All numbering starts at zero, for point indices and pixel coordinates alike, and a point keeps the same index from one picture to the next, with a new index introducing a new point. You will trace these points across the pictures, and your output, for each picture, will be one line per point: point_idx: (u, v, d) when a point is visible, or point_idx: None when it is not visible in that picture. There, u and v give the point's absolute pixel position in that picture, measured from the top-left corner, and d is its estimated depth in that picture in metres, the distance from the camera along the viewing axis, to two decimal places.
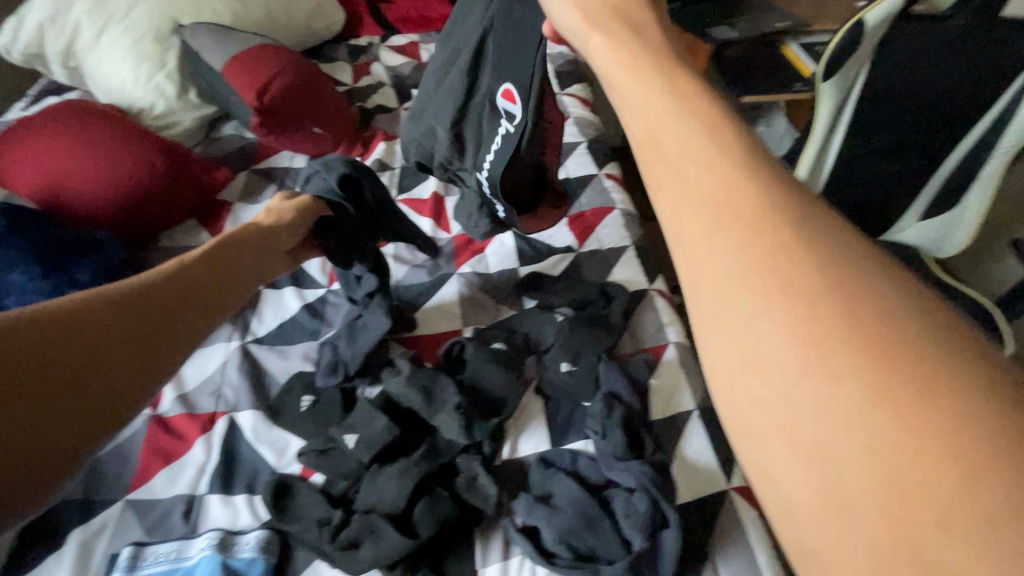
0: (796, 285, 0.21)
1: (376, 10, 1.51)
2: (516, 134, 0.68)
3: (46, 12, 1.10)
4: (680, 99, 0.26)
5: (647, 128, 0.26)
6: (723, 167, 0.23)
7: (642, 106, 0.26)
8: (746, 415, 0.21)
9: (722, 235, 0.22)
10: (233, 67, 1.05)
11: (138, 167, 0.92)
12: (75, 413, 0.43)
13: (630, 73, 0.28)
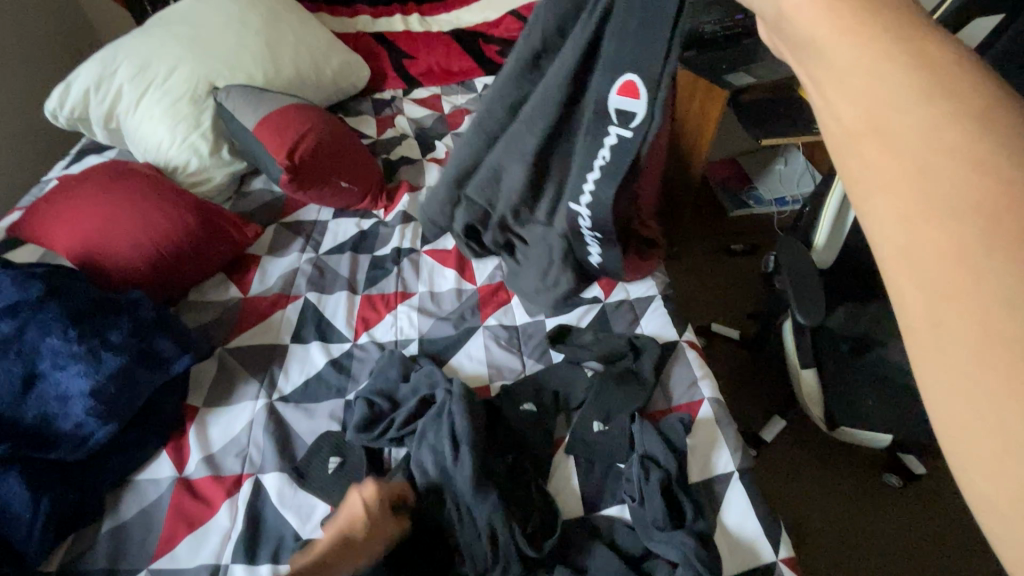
0: (1007, 231, 0.21)
1: (399, 65, 1.57)
2: (631, 136, 0.66)
3: (91, 79, 1.15)
4: (882, 50, 0.24)
5: (838, 97, 0.25)
6: (939, 127, 0.23)
7: (834, 67, 0.25)
8: (936, 368, 0.22)
9: (921, 209, 0.22)
10: (265, 128, 1.08)
11: (173, 228, 0.95)
12: None
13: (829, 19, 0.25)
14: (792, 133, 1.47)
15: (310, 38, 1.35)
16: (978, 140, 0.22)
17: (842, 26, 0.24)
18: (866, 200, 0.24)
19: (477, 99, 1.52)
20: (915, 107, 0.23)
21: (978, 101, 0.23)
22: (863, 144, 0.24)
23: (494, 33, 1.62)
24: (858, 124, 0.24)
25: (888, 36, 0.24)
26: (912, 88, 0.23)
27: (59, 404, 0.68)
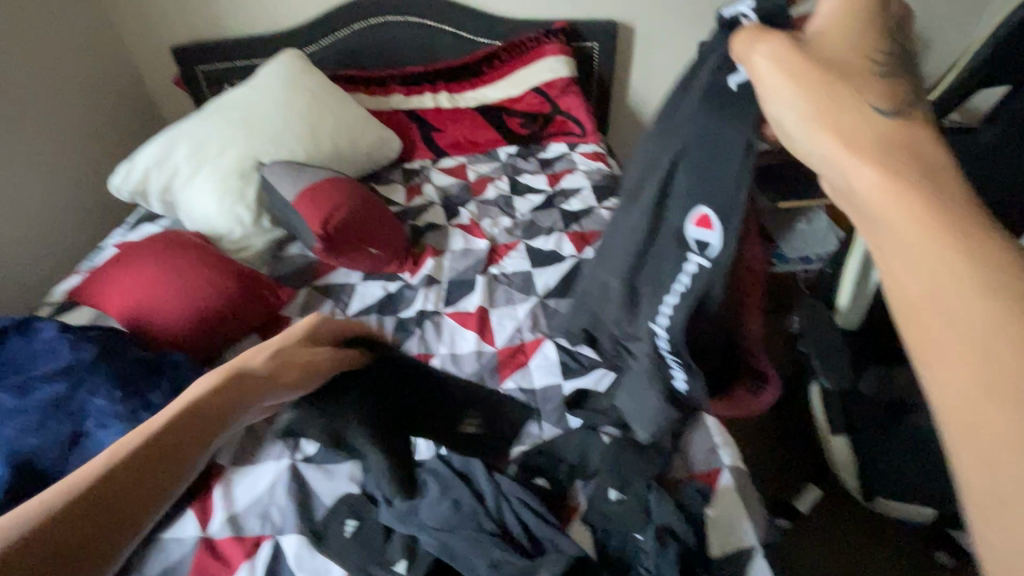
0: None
1: (428, 138, 1.69)
2: (710, 267, 0.63)
3: (153, 157, 1.28)
4: (937, 224, 0.30)
5: (894, 253, 0.31)
6: (979, 287, 0.28)
7: (892, 231, 0.31)
8: (976, 484, 0.27)
9: (956, 345, 0.28)
10: (303, 199, 1.17)
11: (215, 292, 1.01)
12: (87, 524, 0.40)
13: (888, 196, 0.32)
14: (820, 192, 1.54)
15: (348, 116, 1.47)
16: (1018, 325, 0.27)
17: (901, 202, 0.31)
18: (919, 334, 0.30)
19: (499, 168, 1.62)
20: (957, 268, 0.29)
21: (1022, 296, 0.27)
22: (914, 293, 0.30)
23: (517, 107, 1.74)
24: (918, 295, 0.30)
25: (943, 225, 0.30)
26: (954, 254, 0.29)
27: None
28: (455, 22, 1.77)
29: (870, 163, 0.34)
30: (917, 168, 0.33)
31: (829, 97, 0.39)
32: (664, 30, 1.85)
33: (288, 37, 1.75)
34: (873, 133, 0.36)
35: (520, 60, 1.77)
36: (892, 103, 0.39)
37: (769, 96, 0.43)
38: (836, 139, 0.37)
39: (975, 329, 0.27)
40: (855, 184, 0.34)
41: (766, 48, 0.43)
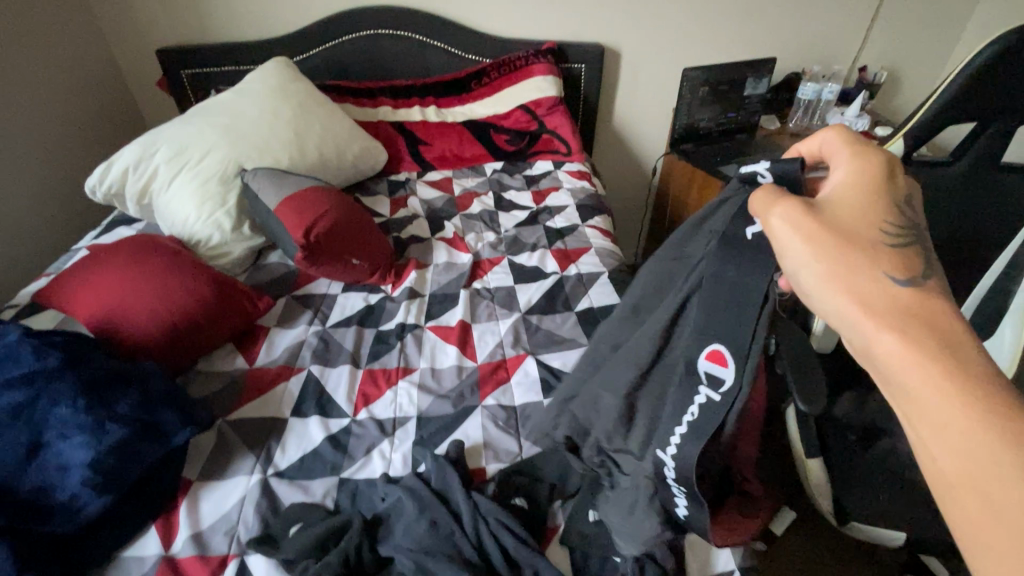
0: None
1: (415, 151, 1.69)
2: (721, 404, 0.54)
3: (131, 158, 1.25)
4: (968, 399, 0.32)
5: (928, 422, 0.33)
6: (1014, 467, 0.30)
7: (926, 404, 0.33)
8: None
9: (997, 531, 0.30)
10: (286, 207, 1.15)
11: (190, 299, 0.99)
12: None
13: (916, 366, 0.34)
14: None
15: (335, 125, 1.46)
16: None
17: (934, 374, 0.33)
18: (959, 507, 0.31)
19: (485, 183, 1.63)
20: (991, 447, 0.31)
21: None
22: (956, 468, 0.32)
23: (504, 124, 1.76)
24: (953, 470, 0.32)
25: (983, 410, 0.32)
26: (987, 433, 0.31)
27: (59, 475, 0.68)
28: (445, 38, 1.79)
29: (892, 331, 0.36)
30: (938, 341, 0.35)
31: (848, 276, 0.40)
32: (650, 55, 1.90)
33: (277, 45, 1.75)
34: (903, 324, 0.36)
35: (509, 78, 1.78)
36: (909, 270, 0.39)
37: (786, 255, 0.43)
38: (863, 315, 0.38)
39: (1021, 511, 0.29)
40: (876, 348, 0.36)
41: (782, 209, 0.44)
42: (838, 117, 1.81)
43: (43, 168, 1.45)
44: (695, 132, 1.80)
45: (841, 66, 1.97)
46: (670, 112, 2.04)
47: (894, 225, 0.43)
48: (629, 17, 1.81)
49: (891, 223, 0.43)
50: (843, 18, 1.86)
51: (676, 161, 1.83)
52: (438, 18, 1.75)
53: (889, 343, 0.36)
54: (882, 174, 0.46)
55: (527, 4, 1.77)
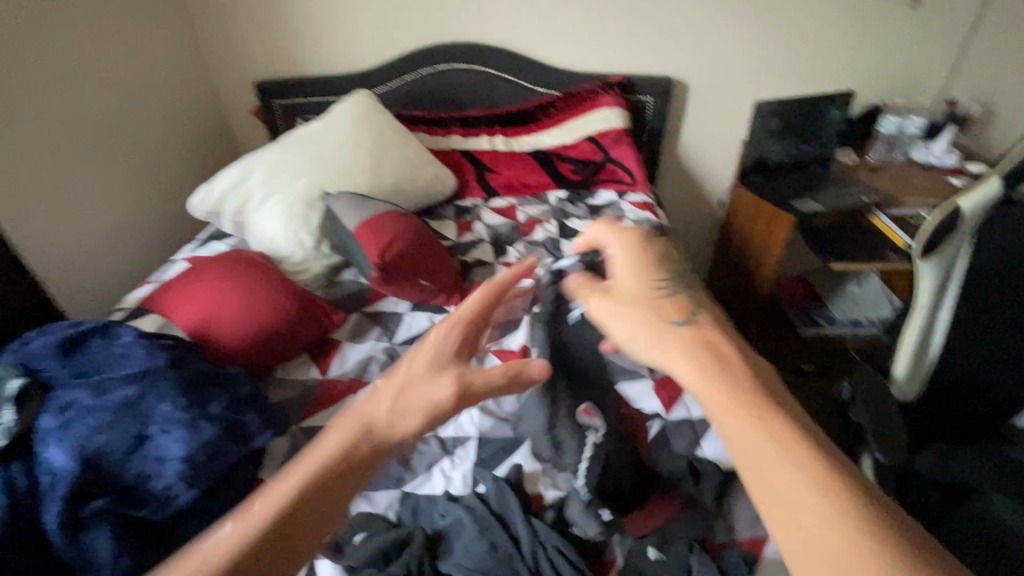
0: (850, 543, 0.33)
1: (482, 178, 1.76)
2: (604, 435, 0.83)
3: (230, 180, 1.37)
4: (758, 416, 0.40)
5: (733, 439, 0.39)
6: (799, 467, 0.37)
7: (729, 421, 0.40)
8: None
9: (796, 524, 0.35)
10: (363, 228, 1.22)
11: (274, 311, 1.07)
12: None
13: (718, 392, 0.42)
14: (882, 255, 1.54)
15: (409, 153, 1.55)
16: (821, 486, 0.36)
17: (731, 397, 0.41)
18: (767, 510, 0.37)
19: (548, 211, 1.66)
20: (781, 455, 0.38)
21: (833, 481, 0.36)
22: (756, 474, 0.38)
23: (569, 153, 1.80)
24: (754, 476, 0.38)
25: (766, 418, 0.39)
26: (776, 441, 0.38)
27: (155, 466, 0.74)
28: (516, 72, 1.86)
29: (695, 362, 0.44)
30: (725, 366, 0.44)
31: (650, 328, 0.49)
32: (718, 88, 1.89)
33: (360, 79, 1.88)
34: (703, 367, 0.44)
35: (576, 109, 1.83)
36: (679, 311, 0.50)
37: (607, 322, 0.53)
38: (675, 363, 0.45)
39: (801, 500, 0.35)
40: (683, 377, 0.44)
41: (591, 287, 0.57)
42: (923, 153, 1.74)
43: (151, 186, 1.63)
44: (765, 165, 1.77)
45: (926, 99, 1.88)
46: (737, 144, 2.01)
47: (660, 278, 0.57)
48: (697, 51, 1.82)
49: (658, 284, 0.55)
50: (928, 50, 1.79)
51: (743, 193, 1.80)
52: (510, 53, 1.84)
53: (696, 376, 0.44)
54: (643, 242, 0.63)
55: (597, 38, 1.82)
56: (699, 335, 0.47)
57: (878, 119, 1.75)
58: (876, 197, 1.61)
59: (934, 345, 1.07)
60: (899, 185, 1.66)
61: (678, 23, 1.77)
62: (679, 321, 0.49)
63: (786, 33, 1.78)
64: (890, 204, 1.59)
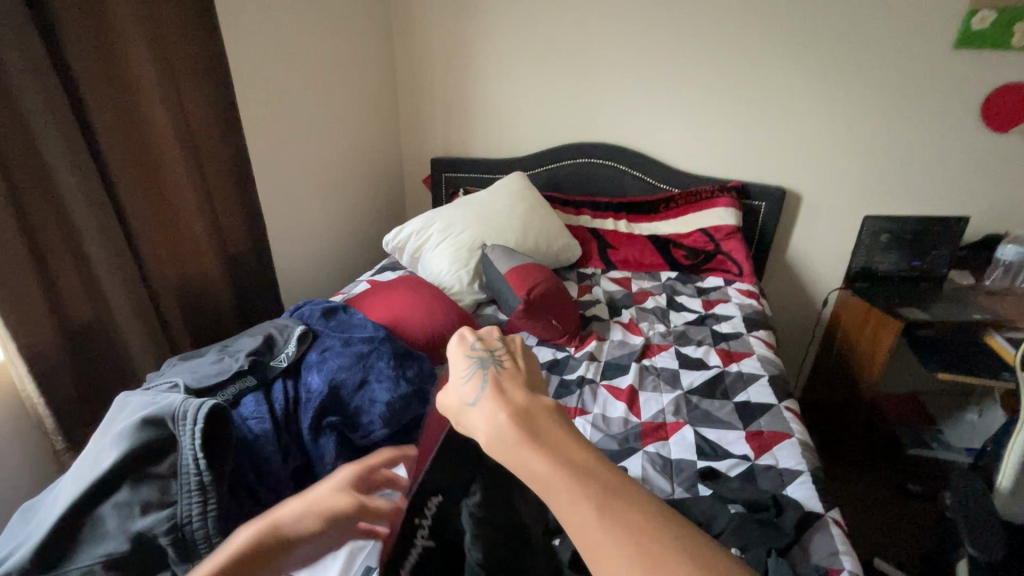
0: (629, 531, 0.33)
1: (604, 252, 2.06)
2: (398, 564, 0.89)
3: (417, 225, 1.79)
4: (552, 443, 0.38)
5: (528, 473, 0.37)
6: (589, 484, 0.35)
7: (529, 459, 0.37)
8: None
9: (595, 521, 0.34)
10: (513, 272, 1.54)
11: (446, 319, 1.37)
12: None
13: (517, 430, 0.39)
14: (997, 373, 1.56)
15: (550, 223, 1.90)
16: (598, 492, 0.35)
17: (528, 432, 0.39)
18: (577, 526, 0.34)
19: (660, 287, 1.90)
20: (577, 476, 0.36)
21: (609, 489, 0.35)
22: (558, 492, 0.35)
23: (683, 242, 2.05)
24: (547, 484, 0.36)
25: (558, 443, 0.38)
26: (577, 461, 0.37)
27: (369, 404, 1.02)
28: (645, 170, 2.21)
29: (497, 395, 0.42)
30: (526, 405, 0.41)
31: (457, 419, 0.43)
32: (829, 203, 2.08)
33: (514, 163, 2.34)
34: (494, 433, 0.39)
35: (694, 206, 2.10)
36: (471, 351, 0.47)
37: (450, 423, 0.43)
38: (474, 395, 0.42)
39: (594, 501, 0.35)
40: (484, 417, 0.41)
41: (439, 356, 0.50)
42: None
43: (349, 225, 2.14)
44: (873, 273, 1.89)
45: None
46: (846, 254, 2.14)
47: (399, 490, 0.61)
48: (810, 167, 2.06)
49: (474, 354, 0.47)
50: None
51: (849, 298, 1.91)
52: (640, 155, 2.20)
53: (507, 408, 0.41)
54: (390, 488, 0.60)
55: (718, 149, 2.14)
56: (500, 401, 0.41)
57: (998, 247, 1.82)
58: (991, 317, 1.66)
59: None
60: (1017, 308, 1.69)
61: (796, 142, 2.04)
62: (477, 398, 0.42)
63: (902, 159, 1.96)
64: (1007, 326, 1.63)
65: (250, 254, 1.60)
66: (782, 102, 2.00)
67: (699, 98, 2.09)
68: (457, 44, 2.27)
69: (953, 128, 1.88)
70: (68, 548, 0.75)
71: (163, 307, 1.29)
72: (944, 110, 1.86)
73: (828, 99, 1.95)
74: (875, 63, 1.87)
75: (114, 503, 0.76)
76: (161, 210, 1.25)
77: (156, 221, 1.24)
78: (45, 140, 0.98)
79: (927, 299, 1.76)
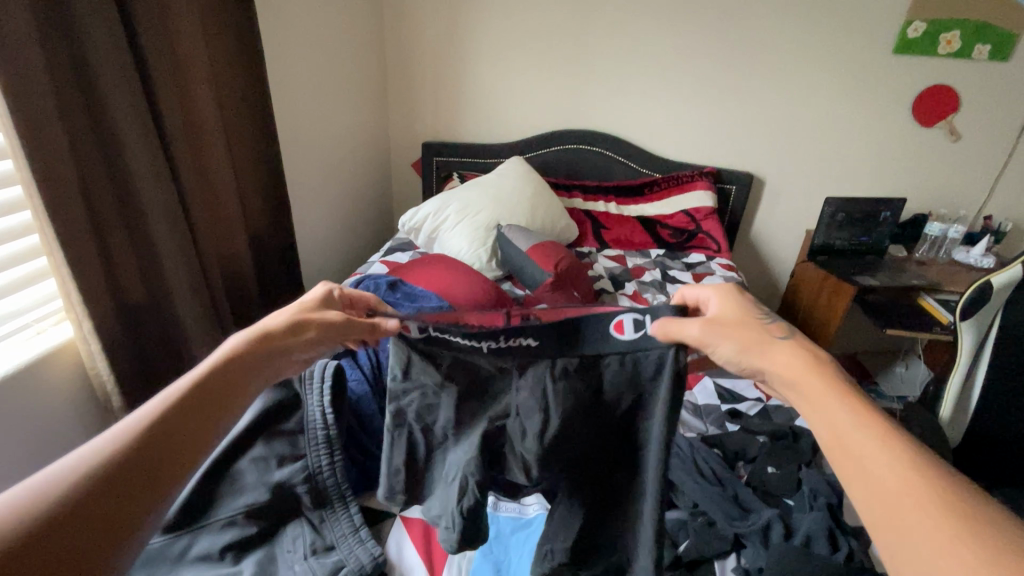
0: (914, 473, 0.47)
1: (597, 232, 2.22)
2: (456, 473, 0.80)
3: (433, 208, 1.88)
4: (849, 399, 0.54)
5: (824, 410, 0.54)
6: (881, 438, 0.50)
7: (824, 403, 0.54)
8: (901, 530, 0.45)
9: (884, 458, 0.48)
10: (536, 248, 1.67)
11: (485, 290, 1.47)
12: (149, 459, 0.49)
13: (812, 381, 0.56)
14: (930, 328, 1.88)
15: (553, 203, 2.03)
16: (896, 449, 0.49)
17: (822, 387, 0.55)
18: (862, 454, 0.49)
19: (652, 263, 2.09)
20: (873, 424, 0.51)
21: (906, 449, 0.49)
22: (855, 431, 0.51)
23: (668, 222, 2.25)
24: (842, 427, 0.52)
25: (853, 401, 0.54)
26: (875, 423, 0.51)
27: None
28: (629, 157, 2.39)
29: (793, 355, 0.59)
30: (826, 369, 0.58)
31: (746, 351, 0.61)
32: (787, 187, 2.36)
33: (505, 148, 2.44)
34: (799, 385, 0.57)
35: (675, 189, 2.31)
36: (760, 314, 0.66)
37: (717, 341, 0.63)
38: (780, 347, 0.60)
39: (885, 452, 0.49)
40: (782, 370, 0.59)
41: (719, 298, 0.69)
42: (964, 254, 2.11)
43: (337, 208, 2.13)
44: (830, 248, 2.19)
45: (967, 212, 2.28)
46: (802, 232, 2.44)
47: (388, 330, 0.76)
48: (773, 155, 2.32)
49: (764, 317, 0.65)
50: (967, 172, 2.22)
51: (810, 269, 2.19)
52: (624, 142, 2.37)
53: (802, 370, 0.58)
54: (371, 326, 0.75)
55: (694, 138, 2.35)
56: (804, 360, 0.58)
57: (926, 225, 2.17)
58: (925, 283, 1.97)
59: (978, 388, 1.34)
60: (944, 275, 2.03)
61: (761, 132, 2.28)
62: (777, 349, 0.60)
63: (848, 150, 2.26)
64: (937, 289, 1.95)
65: (273, 235, 1.60)
66: (749, 98, 2.23)
67: (676, 91, 2.28)
68: (446, 31, 2.32)
69: (890, 122, 2.19)
70: (209, 500, 0.79)
71: (213, 287, 1.31)
72: (883, 108, 2.17)
73: (787, 95, 2.20)
74: (826, 65, 2.13)
75: (251, 458, 0.83)
76: (209, 192, 1.27)
77: (204, 201, 1.26)
78: (119, 115, 0.99)
79: (874, 269, 2.06)
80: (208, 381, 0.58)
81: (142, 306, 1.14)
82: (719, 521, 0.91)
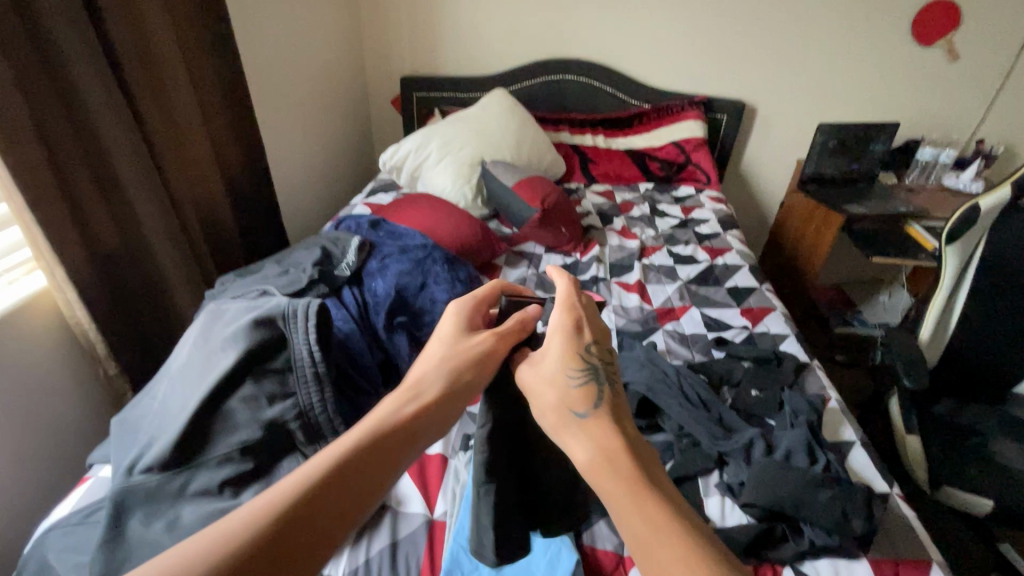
0: (656, 513, 0.44)
1: (585, 167, 2.17)
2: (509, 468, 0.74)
3: (415, 144, 1.81)
4: (608, 433, 0.51)
5: (585, 450, 0.50)
6: (629, 477, 0.47)
7: (586, 440, 0.51)
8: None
9: (631, 501, 0.45)
10: (522, 184, 1.63)
11: (471, 228, 1.44)
12: (312, 525, 0.42)
13: (581, 418, 0.53)
14: (915, 254, 1.89)
15: (539, 138, 1.96)
16: (642, 487, 0.46)
17: (588, 425, 0.52)
18: (614, 497, 0.46)
19: (640, 197, 2.05)
20: (626, 462, 0.48)
21: (651, 487, 0.47)
22: (605, 471, 0.48)
23: (657, 154, 2.20)
24: (597, 467, 0.49)
25: (609, 433, 0.51)
26: (627, 457, 0.49)
27: (431, 304, 1.12)
28: (617, 86, 2.29)
29: (577, 386, 0.57)
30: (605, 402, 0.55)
31: (549, 375, 0.59)
32: (780, 115, 2.29)
33: (488, 80, 2.33)
34: (577, 420, 0.54)
35: (665, 119, 2.23)
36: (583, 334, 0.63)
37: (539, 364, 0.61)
38: (567, 376, 0.58)
39: (631, 491, 0.46)
40: (558, 405, 0.56)
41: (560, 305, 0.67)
42: (953, 179, 2.10)
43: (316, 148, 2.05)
44: (820, 177, 2.15)
45: (959, 136, 2.24)
46: (793, 162, 2.39)
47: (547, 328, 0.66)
48: (766, 82, 2.23)
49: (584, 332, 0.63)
50: (963, 94, 2.16)
51: (800, 199, 2.16)
52: (613, 71, 2.27)
53: (577, 402, 0.55)
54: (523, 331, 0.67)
55: (684, 65, 2.25)
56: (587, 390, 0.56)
57: (917, 150, 2.13)
58: (912, 209, 1.95)
59: (958, 311, 1.36)
60: (932, 201, 2.02)
61: (754, 57, 2.19)
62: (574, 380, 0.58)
63: (844, 73, 2.18)
64: (924, 216, 1.94)
65: (248, 178, 1.55)
66: (743, 19, 2.12)
67: (667, 13, 2.15)
68: None
69: (888, 42, 2.10)
70: (203, 439, 0.78)
71: (191, 232, 1.27)
72: (882, 26, 2.07)
73: (783, 14, 2.09)
74: None
75: (240, 397, 0.81)
76: (178, 134, 1.21)
77: (172, 142, 1.20)
78: (68, 48, 0.93)
79: (864, 196, 2.04)
80: (375, 426, 0.50)
81: (117, 253, 1.10)
82: (705, 442, 0.94)
